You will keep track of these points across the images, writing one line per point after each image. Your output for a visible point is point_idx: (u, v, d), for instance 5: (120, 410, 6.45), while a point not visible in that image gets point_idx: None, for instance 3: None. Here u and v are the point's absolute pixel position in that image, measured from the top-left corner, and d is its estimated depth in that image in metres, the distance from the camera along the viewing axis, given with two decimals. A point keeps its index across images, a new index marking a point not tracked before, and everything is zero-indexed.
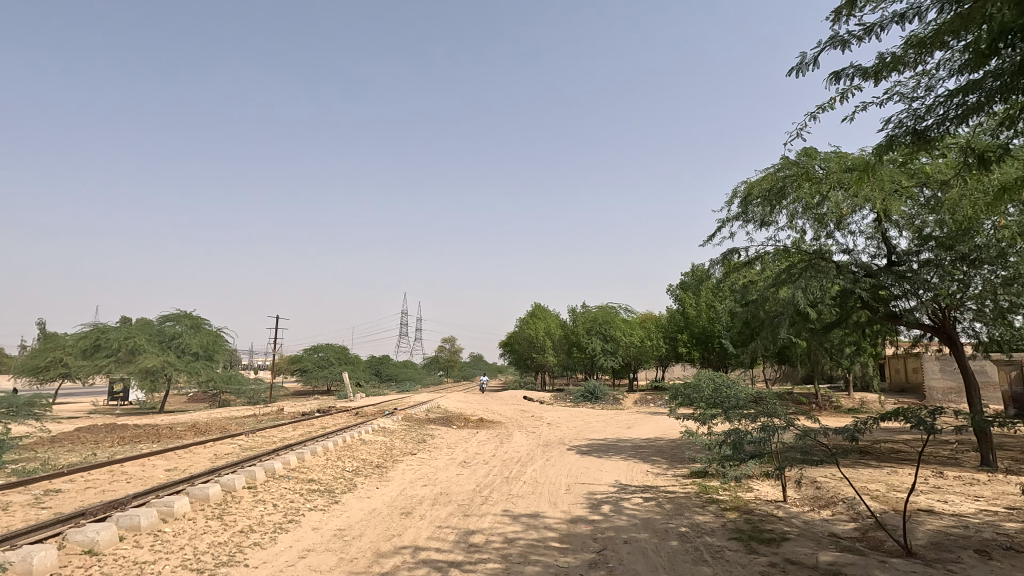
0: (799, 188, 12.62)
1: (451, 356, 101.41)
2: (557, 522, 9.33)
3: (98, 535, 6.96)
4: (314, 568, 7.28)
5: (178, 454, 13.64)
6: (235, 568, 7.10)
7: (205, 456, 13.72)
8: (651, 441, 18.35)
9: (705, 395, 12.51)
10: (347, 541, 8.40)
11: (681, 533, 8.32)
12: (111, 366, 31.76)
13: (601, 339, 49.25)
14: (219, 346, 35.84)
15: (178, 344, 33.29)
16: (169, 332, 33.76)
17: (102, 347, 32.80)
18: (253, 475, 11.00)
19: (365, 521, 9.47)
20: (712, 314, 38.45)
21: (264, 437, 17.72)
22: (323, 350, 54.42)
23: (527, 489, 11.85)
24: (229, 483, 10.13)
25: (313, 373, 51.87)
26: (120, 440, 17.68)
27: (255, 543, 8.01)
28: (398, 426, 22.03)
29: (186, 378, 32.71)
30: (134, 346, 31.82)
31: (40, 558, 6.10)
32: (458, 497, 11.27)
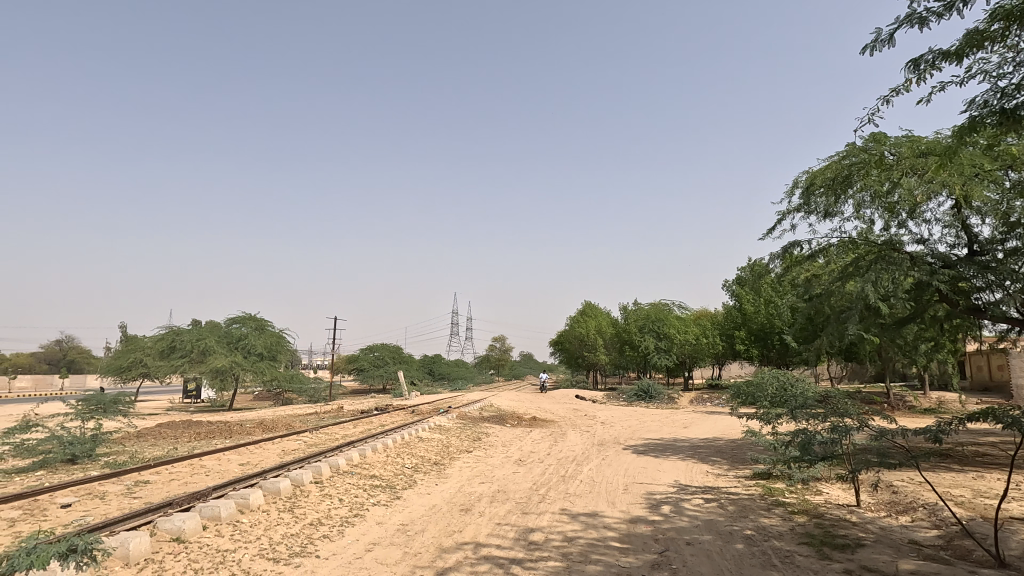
0: (867, 175, 11.93)
1: (502, 355, 102.13)
2: (616, 521, 9.25)
3: (184, 523, 7.46)
4: (380, 561, 7.54)
5: (249, 449, 14.40)
6: (307, 558, 7.45)
7: (273, 451, 14.43)
8: (710, 442, 17.87)
9: (768, 394, 12.06)
10: (411, 536, 8.64)
11: (747, 537, 8.06)
12: (185, 365, 33.81)
13: (654, 337, 48.28)
14: (282, 346, 37.53)
15: (245, 345, 35.13)
16: (236, 334, 35.65)
17: (176, 348, 34.91)
18: (320, 470, 11.49)
19: (426, 517, 9.69)
20: (771, 309, 37.03)
21: (326, 434, 18.41)
22: (379, 350, 56.09)
23: (584, 488, 11.79)
24: (297, 478, 10.61)
25: (369, 372, 53.46)
26: (196, 435, 18.82)
27: (325, 536, 8.36)
28: (453, 425, 22.39)
29: (252, 378, 34.44)
30: (205, 347, 33.69)
31: (135, 544, 6.60)
32: (516, 495, 11.35)
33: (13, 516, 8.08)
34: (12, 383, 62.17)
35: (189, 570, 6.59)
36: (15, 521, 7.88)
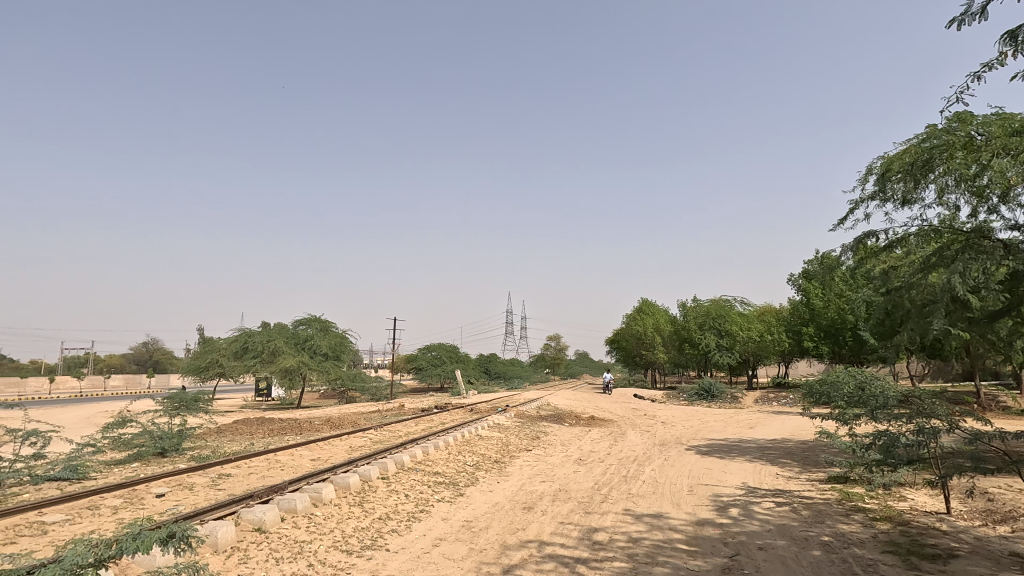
0: (951, 158, 11.08)
1: (557, 354, 101.87)
2: (682, 523, 9.04)
3: (265, 514, 7.89)
4: (447, 556, 7.71)
5: (320, 445, 15.06)
6: (378, 551, 7.72)
7: (342, 447, 15.03)
8: (779, 443, 17.14)
9: (844, 393, 11.44)
10: (475, 532, 8.78)
11: (824, 543, 7.68)
12: (257, 365, 35.71)
13: (715, 335, 46.75)
14: (345, 347, 38.96)
15: (311, 346, 36.75)
16: (303, 335, 37.33)
17: (249, 349, 36.88)
18: (386, 467, 11.87)
19: (489, 514, 9.82)
20: (843, 304, 35.07)
21: (389, 431, 18.98)
22: (436, 349, 57.24)
23: (648, 489, 11.59)
24: (365, 474, 11.00)
25: (427, 371, 54.60)
26: (270, 432, 19.87)
27: (393, 530, 8.64)
28: (512, 423, 22.55)
29: (318, 377, 35.94)
30: (274, 348, 35.47)
31: (222, 533, 7.05)
32: (578, 494, 11.30)
33: (115, 504, 8.80)
34: (106, 382, 67.58)
35: (271, 559, 6.97)
36: (118, 509, 8.59)
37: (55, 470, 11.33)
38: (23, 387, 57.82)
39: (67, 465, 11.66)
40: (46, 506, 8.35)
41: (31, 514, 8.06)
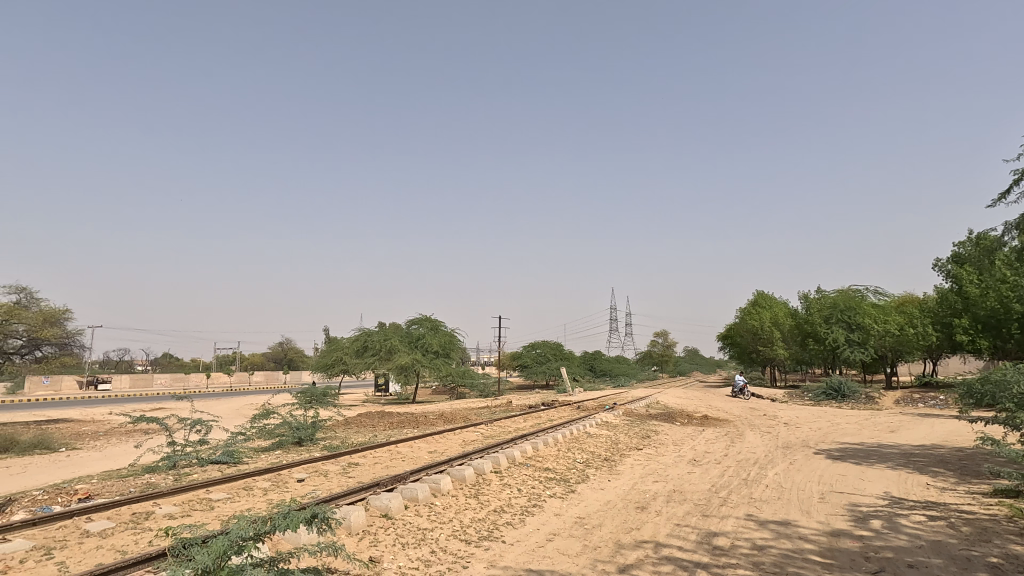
0: None
1: (665, 351, 98.41)
2: (814, 533, 8.35)
3: (391, 502, 8.47)
4: (562, 551, 7.77)
5: (436, 438, 15.86)
6: (494, 542, 7.98)
7: (455, 441, 15.71)
8: (929, 450, 15.23)
9: (1013, 394, 9.89)
10: (589, 529, 8.76)
11: (991, 565, 6.71)
12: (376, 362, 38.28)
13: (845, 329, 42.58)
14: (454, 345, 40.56)
15: (423, 344, 38.69)
16: (416, 334, 39.43)
17: (369, 347, 39.61)
18: (498, 461, 12.22)
19: (602, 512, 9.74)
20: (1006, 291, 30.37)
21: (499, 427, 19.50)
22: (541, 347, 57.76)
23: (772, 494, 10.84)
24: (479, 467, 11.41)
25: (533, 368, 55.21)
26: (390, 425, 21.24)
27: (508, 523, 8.88)
28: (620, 422, 22.16)
29: (430, 373, 37.74)
30: (391, 346, 37.80)
31: (355, 517, 7.66)
32: (694, 496, 10.87)
33: (264, 486, 9.91)
34: (251, 378, 76.09)
35: (398, 544, 7.46)
36: (267, 491, 9.67)
37: (216, 454, 13.00)
38: (188, 383, 66.75)
39: (226, 450, 13.33)
40: (212, 486, 9.62)
41: (201, 491, 9.32)
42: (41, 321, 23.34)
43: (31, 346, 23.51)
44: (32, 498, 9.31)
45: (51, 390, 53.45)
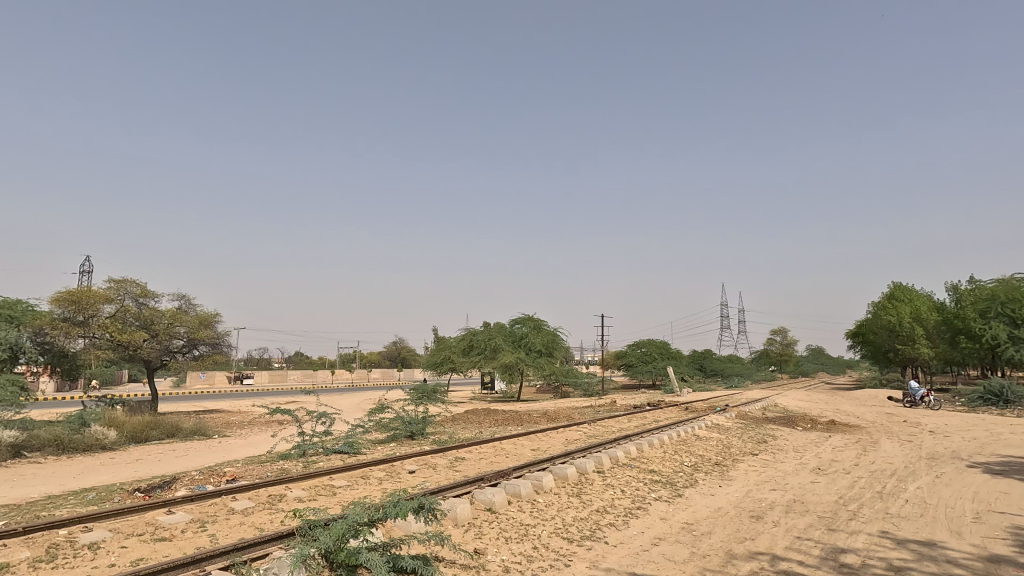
0: None
1: (784, 349, 91.08)
2: (966, 557, 7.31)
3: (494, 496, 8.68)
4: (668, 557, 7.51)
5: (539, 436, 16.02)
6: (597, 543, 7.90)
7: (559, 440, 15.75)
8: None
9: None
10: (697, 536, 8.38)
11: None
12: (482, 361, 39.40)
13: (1007, 324, 36.79)
14: (557, 344, 40.69)
15: (526, 343, 39.19)
16: (519, 333, 40.09)
17: (474, 346, 40.87)
18: (601, 461, 12.07)
19: (712, 519, 9.27)
20: None
21: (603, 426, 19.26)
22: (646, 346, 56.14)
23: (913, 510, 9.66)
24: (582, 466, 11.35)
25: (638, 367, 53.75)
26: (495, 422, 21.79)
27: (612, 524, 8.75)
28: (733, 424, 20.93)
29: (533, 372, 38.15)
30: (495, 345, 38.73)
31: (460, 509, 7.96)
32: (818, 507, 9.98)
33: (379, 475, 10.62)
34: (370, 375, 81.83)
35: (501, 538, 7.65)
36: (382, 480, 10.35)
37: (338, 445, 14.15)
38: (316, 378, 73.24)
39: (347, 441, 14.47)
40: (334, 473, 10.49)
41: (325, 478, 10.21)
42: (197, 324, 26.77)
43: (190, 345, 27.07)
44: (191, 478, 10.75)
45: (207, 384, 61.26)
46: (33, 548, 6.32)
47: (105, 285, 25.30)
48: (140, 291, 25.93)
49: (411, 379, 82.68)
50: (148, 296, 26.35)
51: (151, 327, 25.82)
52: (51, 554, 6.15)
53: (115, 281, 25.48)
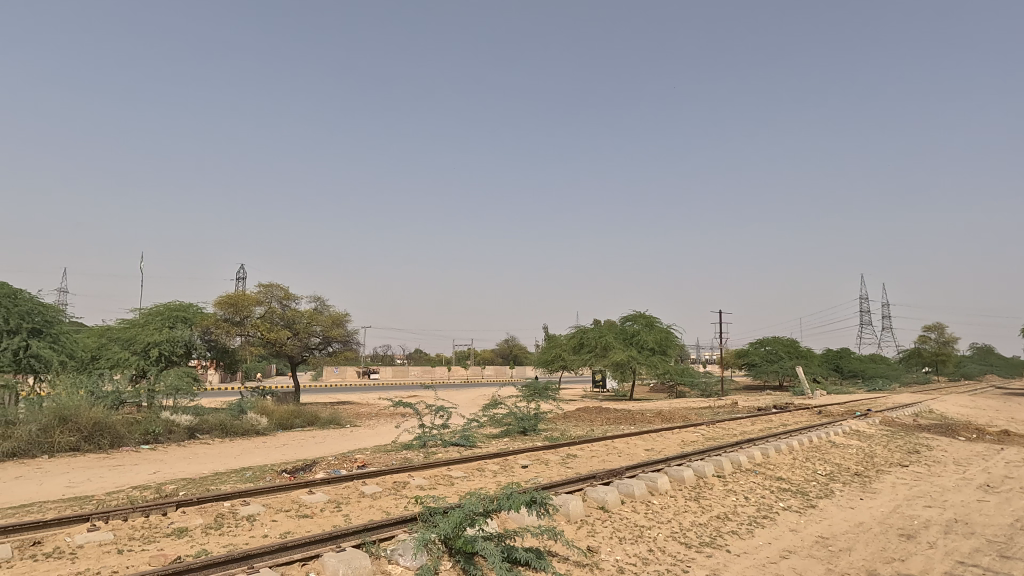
0: None
1: (939, 349, 79.67)
2: None
3: (607, 495, 8.58)
4: (799, 572, 6.94)
5: (653, 436, 15.52)
6: (718, 550, 7.51)
7: (674, 441, 15.15)
8: None
9: None
10: (834, 552, 7.65)
11: None
12: (593, 359, 38.96)
13: None
14: (671, 341, 39.16)
15: (638, 341, 38.15)
16: (630, 331, 39.11)
17: (585, 344, 40.56)
18: (721, 464, 11.42)
19: (852, 534, 8.40)
20: None
21: (723, 428, 18.19)
22: (771, 344, 52.12)
23: None
24: (699, 469, 10.83)
25: (762, 367, 50.03)
26: (607, 420, 21.47)
27: (734, 532, 8.26)
28: (876, 431, 18.73)
29: (647, 370, 37.04)
30: (606, 343, 38.11)
31: (572, 506, 7.97)
32: (986, 530, 8.64)
33: (494, 468, 10.96)
34: (484, 372, 84.60)
35: (615, 537, 7.55)
36: (496, 473, 10.67)
37: (455, 438, 14.82)
38: (434, 374, 77.17)
39: (463, 434, 15.10)
40: (452, 464, 11.00)
41: (443, 468, 10.74)
42: (331, 323, 29.35)
43: (325, 342, 29.79)
44: (328, 462, 11.88)
45: (340, 378, 67.14)
46: (204, 516, 7.36)
47: (256, 290, 28.57)
48: (284, 294, 28.99)
49: (522, 376, 84.28)
50: (291, 298, 29.33)
51: (293, 326, 28.75)
52: (218, 522, 7.13)
53: (264, 286, 28.64)
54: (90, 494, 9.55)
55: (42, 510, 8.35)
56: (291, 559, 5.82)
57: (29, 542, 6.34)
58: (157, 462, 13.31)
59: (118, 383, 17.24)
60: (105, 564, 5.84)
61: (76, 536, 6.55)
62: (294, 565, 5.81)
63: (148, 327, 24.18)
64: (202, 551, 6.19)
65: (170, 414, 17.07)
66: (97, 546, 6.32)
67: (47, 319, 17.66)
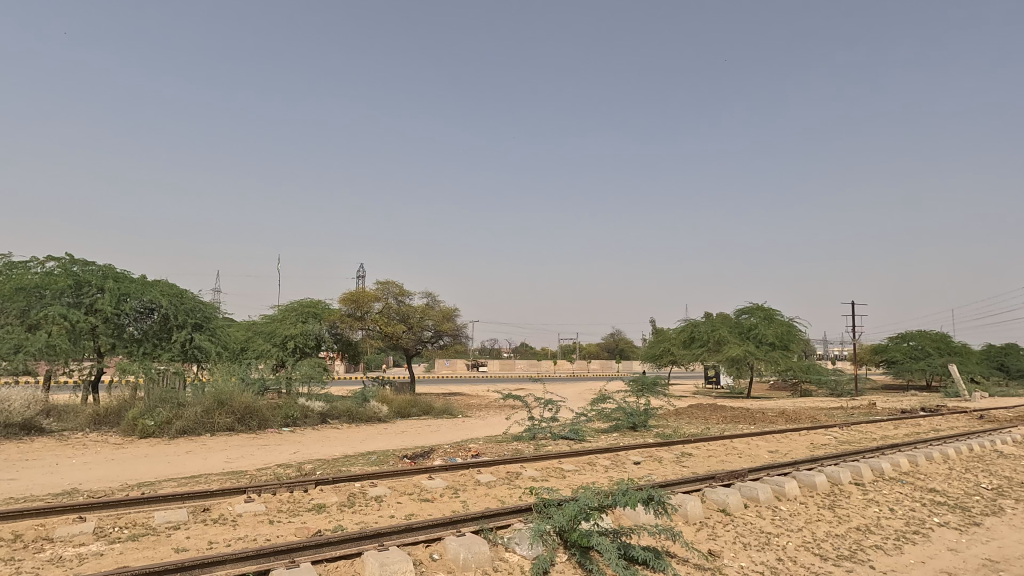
0: None
1: None
2: None
3: (728, 497, 8.12)
4: None
5: (777, 438, 14.43)
6: (859, 565, 6.83)
7: (802, 443, 13.97)
8: None
9: None
10: None
11: None
12: (705, 354, 37.09)
13: None
14: (794, 336, 36.21)
15: (756, 335, 35.64)
16: (747, 324, 36.65)
17: (696, 338, 38.69)
18: (859, 471, 10.33)
19: None
20: None
21: (859, 432, 16.46)
22: (915, 338, 46.24)
23: None
24: (834, 475, 9.88)
25: (903, 365, 44.56)
26: (723, 418, 20.33)
27: (879, 547, 7.44)
28: None
29: (766, 366, 34.54)
30: (719, 337, 36.09)
31: (690, 507, 7.64)
32: None
33: (605, 463, 10.82)
34: (590, 366, 83.88)
35: (739, 542, 7.13)
36: (607, 468, 10.52)
37: (565, 431, 14.84)
38: (540, 368, 78.07)
39: (572, 428, 15.10)
40: (563, 457, 11.01)
41: (555, 461, 10.79)
42: (442, 317, 30.63)
43: (437, 335, 31.18)
44: (444, 450, 12.43)
45: (451, 370, 70.29)
46: (339, 495, 8.03)
47: (374, 286, 30.52)
48: (399, 291, 30.75)
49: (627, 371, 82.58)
50: (405, 294, 31.00)
51: (408, 320, 30.33)
52: (351, 501, 7.74)
53: (382, 283, 30.57)
54: (245, 469, 10.83)
55: (209, 481, 9.62)
56: (415, 540, 6.16)
57: (200, 507, 7.31)
58: (296, 443, 14.78)
59: (262, 372, 19.39)
60: (259, 532, 6.57)
61: (236, 505, 7.44)
62: (419, 546, 6.15)
63: (285, 321, 27.21)
64: (339, 527, 6.75)
65: (305, 400, 18.87)
66: (253, 516, 7.13)
67: (206, 315, 20.27)
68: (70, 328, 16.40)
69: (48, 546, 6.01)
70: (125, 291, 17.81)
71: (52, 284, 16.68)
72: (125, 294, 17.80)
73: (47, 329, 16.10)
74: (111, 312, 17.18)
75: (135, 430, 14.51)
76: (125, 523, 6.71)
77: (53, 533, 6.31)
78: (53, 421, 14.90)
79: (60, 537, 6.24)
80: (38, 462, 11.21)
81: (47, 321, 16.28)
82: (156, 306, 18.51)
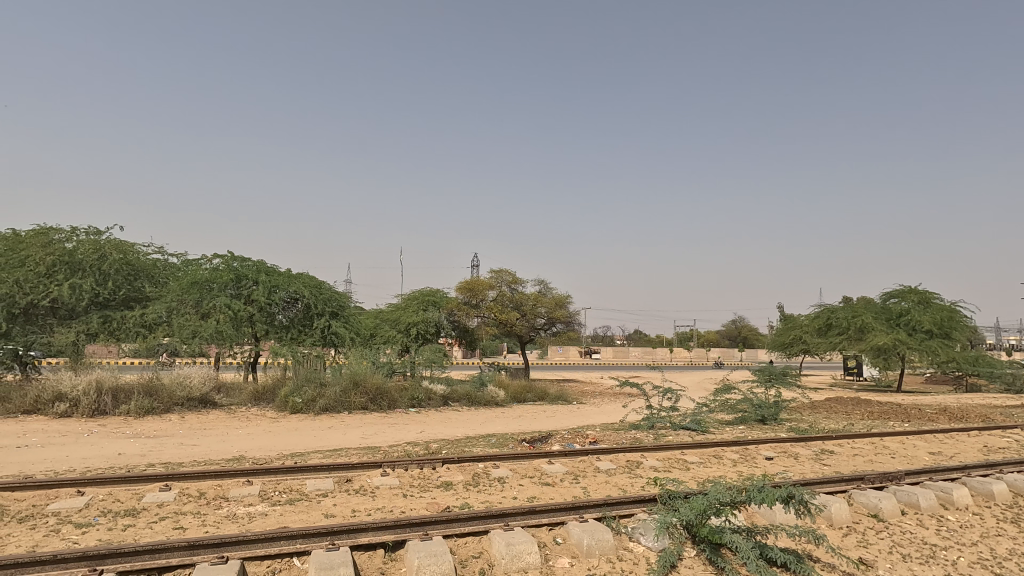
0: None
1: None
2: None
3: (881, 502, 7.27)
4: None
5: (940, 438, 12.65)
6: None
7: (973, 446, 12.11)
8: None
9: None
10: None
11: None
12: (845, 343, 33.57)
13: None
14: (957, 323, 31.54)
15: (908, 322, 31.56)
16: (896, 309, 32.53)
17: (834, 326, 35.08)
18: None
19: None
20: None
21: None
22: None
23: None
24: (1016, 484, 8.46)
25: None
26: (869, 414, 18.26)
27: None
28: None
29: (921, 358, 30.47)
30: (862, 325, 32.42)
31: (836, 509, 6.95)
32: None
33: (733, 457, 10.18)
34: (709, 354, 79.82)
35: (896, 553, 6.36)
36: (736, 462, 9.91)
37: (686, 422, 14.22)
38: (655, 356, 75.55)
39: (694, 419, 14.41)
40: (687, 449, 10.54)
41: (678, 451, 10.37)
42: (554, 305, 30.63)
43: (550, 323, 31.30)
44: (563, 436, 12.47)
45: (563, 357, 70.94)
46: (464, 474, 8.39)
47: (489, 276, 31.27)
48: (513, 279, 31.29)
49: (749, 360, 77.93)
50: (518, 283, 31.44)
51: (521, 308, 30.72)
52: (475, 481, 8.05)
53: (496, 272, 31.24)
54: (378, 445, 11.72)
55: (349, 454, 10.54)
56: (539, 523, 6.25)
57: (344, 478, 8.02)
58: (421, 423, 15.72)
59: (390, 356, 20.81)
60: (395, 504, 7.07)
61: (374, 478, 8.06)
62: (543, 529, 6.23)
63: (408, 309, 29.10)
64: (466, 505, 7.06)
65: (428, 383, 19.99)
66: (389, 489, 7.69)
67: (341, 304, 22.17)
68: (233, 316, 18.81)
69: (225, 504, 6.95)
70: (275, 283, 20.05)
71: (218, 278, 19.32)
72: (275, 286, 20.03)
73: (216, 317, 18.63)
74: (264, 301, 19.43)
75: (287, 406, 16.37)
76: (284, 488, 7.55)
77: (229, 492, 7.28)
78: (223, 396, 17.20)
79: (233, 497, 7.18)
80: (213, 431, 13.03)
81: (215, 310, 18.84)
82: (299, 297, 20.59)
